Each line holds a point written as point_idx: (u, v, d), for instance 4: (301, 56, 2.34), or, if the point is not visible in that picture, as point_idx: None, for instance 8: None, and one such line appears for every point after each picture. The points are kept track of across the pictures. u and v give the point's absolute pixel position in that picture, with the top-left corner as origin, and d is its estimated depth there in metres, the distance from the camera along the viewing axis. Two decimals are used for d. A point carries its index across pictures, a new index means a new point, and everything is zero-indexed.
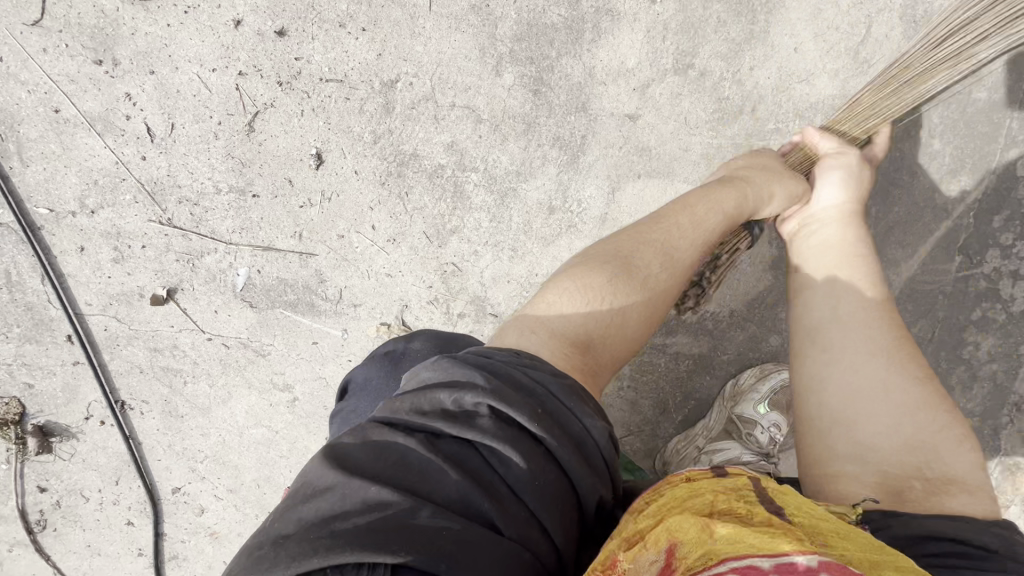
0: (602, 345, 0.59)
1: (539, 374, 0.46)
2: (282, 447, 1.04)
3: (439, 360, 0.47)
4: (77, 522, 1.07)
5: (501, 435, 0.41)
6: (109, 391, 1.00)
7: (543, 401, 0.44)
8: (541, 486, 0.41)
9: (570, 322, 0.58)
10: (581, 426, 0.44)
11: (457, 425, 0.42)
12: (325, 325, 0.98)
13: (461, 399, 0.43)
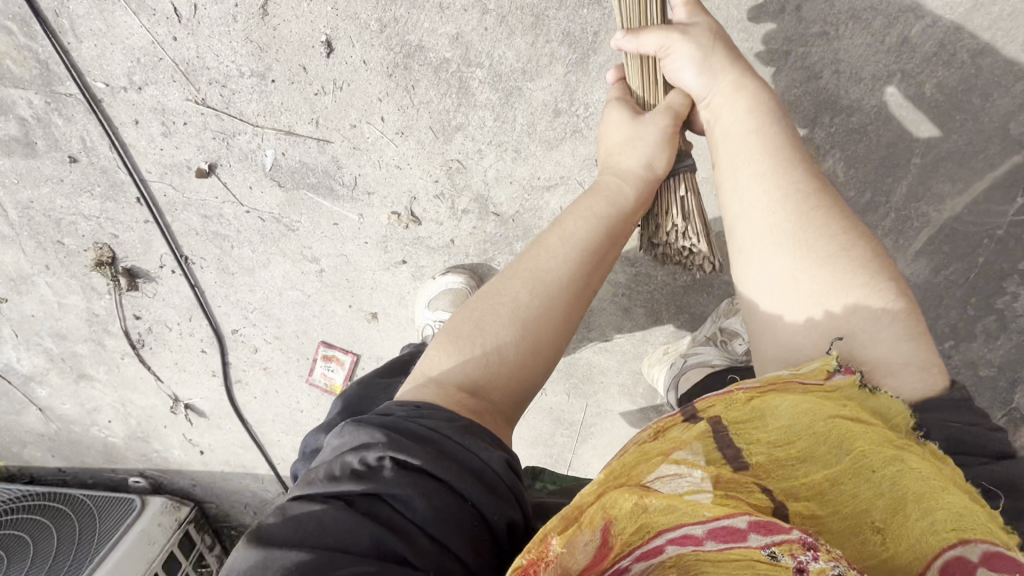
0: (490, 385, 0.63)
1: (432, 418, 0.56)
2: (314, 308, 1.26)
3: (344, 428, 0.55)
4: (167, 344, 1.38)
5: (400, 475, 0.49)
6: (175, 247, 1.20)
7: (438, 443, 0.52)
8: (445, 523, 0.48)
9: (451, 369, 0.64)
10: (484, 456, 0.54)
11: (360, 477, 0.49)
12: (343, 209, 1.09)
13: (363, 454, 0.51)
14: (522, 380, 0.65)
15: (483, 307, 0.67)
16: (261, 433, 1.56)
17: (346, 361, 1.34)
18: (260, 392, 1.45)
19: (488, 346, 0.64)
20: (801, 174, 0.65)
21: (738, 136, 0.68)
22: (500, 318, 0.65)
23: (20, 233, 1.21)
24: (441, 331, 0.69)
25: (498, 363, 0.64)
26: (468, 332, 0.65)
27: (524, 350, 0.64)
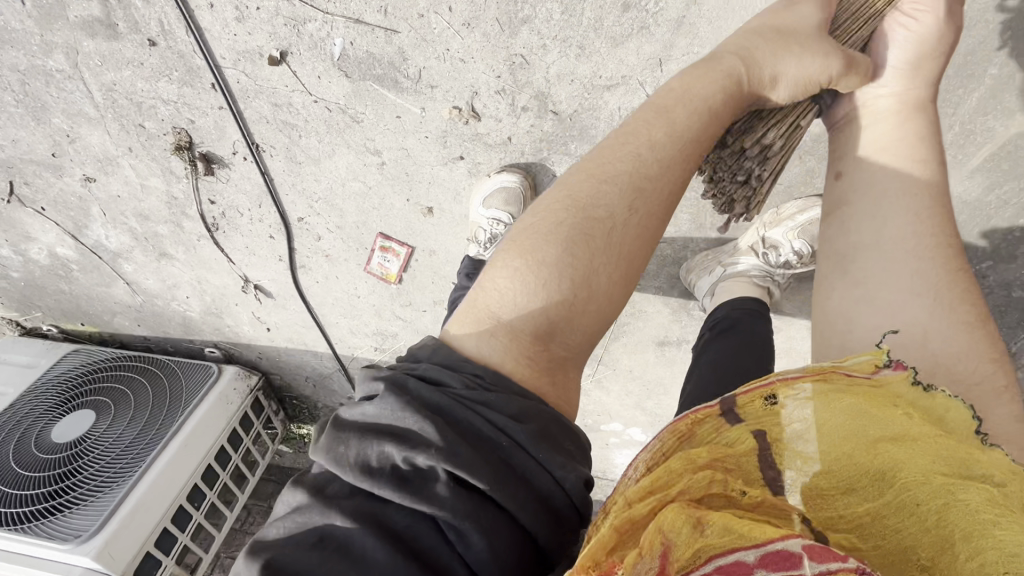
0: (564, 331, 0.75)
1: (498, 420, 0.65)
2: (374, 200, 1.35)
3: (395, 402, 0.65)
4: (238, 228, 1.51)
5: (458, 506, 0.59)
6: (247, 134, 1.27)
7: (499, 460, 0.63)
8: (493, 557, 0.59)
9: (522, 309, 0.74)
10: (546, 481, 0.64)
11: (414, 489, 0.60)
12: (407, 102, 1.14)
13: (420, 460, 0.61)
14: (588, 317, 0.76)
15: (570, 235, 0.76)
16: (322, 315, 1.73)
17: (401, 252, 1.46)
18: (322, 277, 1.60)
19: (576, 278, 0.74)
20: (932, 207, 0.79)
21: (888, 144, 0.83)
22: (583, 249, 0.75)
23: (105, 116, 1.30)
24: (519, 249, 0.78)
25: (579, 303, 0.75)
26: (559, 261, 0.74)
27: (609, 282, 0.76)
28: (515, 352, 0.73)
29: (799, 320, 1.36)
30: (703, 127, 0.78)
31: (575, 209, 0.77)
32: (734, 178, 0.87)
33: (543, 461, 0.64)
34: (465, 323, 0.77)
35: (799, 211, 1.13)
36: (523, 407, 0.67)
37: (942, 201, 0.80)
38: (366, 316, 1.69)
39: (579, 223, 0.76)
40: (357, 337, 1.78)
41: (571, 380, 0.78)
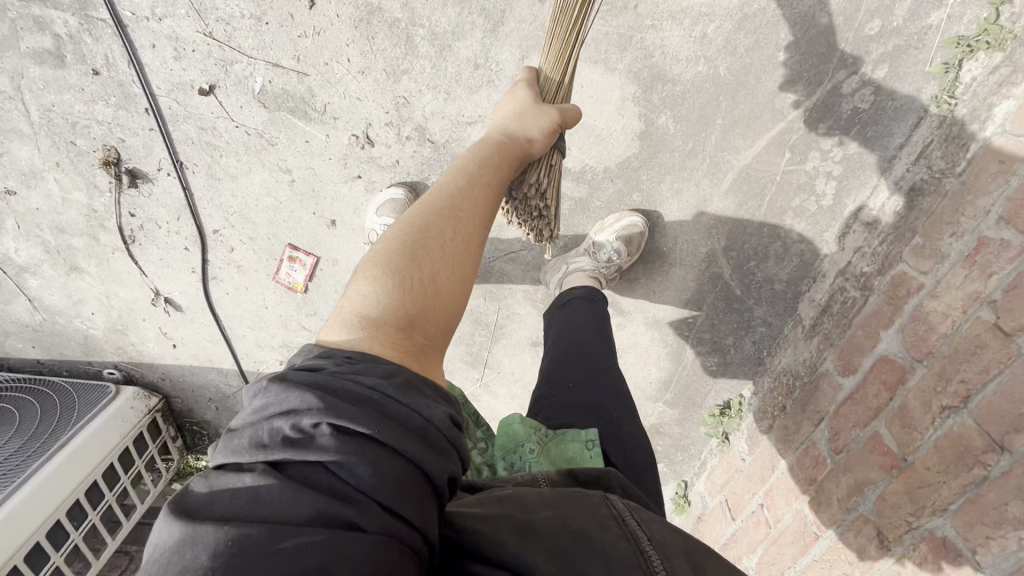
0: (426, 328, 0.74)
1: (366, 381, 0.60)
2: (284, 213, 1.59)
3: (273, 389, 0.58)
4: (154, 240, 1.68)
5: (344, 446, 0.54)
6: (173, 153, 1.50)
7: (379, 402, 0.58)
8: (390, 485, 0.54)
9: (379, 310, 0.72)
10: (423, 418, 0.60)
11: (302, 447, 0.54)
12: (313, 129, 1.44)
13: (299, 422, 0.55)
14: (449, 304, 0.78)
15: (417, 243, 0.79)
16: (230, 328, 1.86)
17: (308, 262, 1.68)
18: (232, 289, 1.77)
19: (428, 278, 0.77)
20: None
21: None
22: (434, 256, 0.79)
23: (38, 132, 1.48)
24: (368, 270, 0.77)
25: (438, 296, 0.77)
26: (405, 270, 0.76)
27: (455, 278, 0.80)
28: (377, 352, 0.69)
29: (635, 314, 1.73)
30: (490, 156, 0.94)
31: (421, 225, 0.81)
32: (528, 211, 1.10)
33: (418, 403, 0.60)
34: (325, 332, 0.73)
35: (617, 220, 1.50)
36: (390, 370, 0.62)
37: None
38: (272, 328, 1.85)
39: (416, 234, 0.80)
40: (263, 350, 1.91)
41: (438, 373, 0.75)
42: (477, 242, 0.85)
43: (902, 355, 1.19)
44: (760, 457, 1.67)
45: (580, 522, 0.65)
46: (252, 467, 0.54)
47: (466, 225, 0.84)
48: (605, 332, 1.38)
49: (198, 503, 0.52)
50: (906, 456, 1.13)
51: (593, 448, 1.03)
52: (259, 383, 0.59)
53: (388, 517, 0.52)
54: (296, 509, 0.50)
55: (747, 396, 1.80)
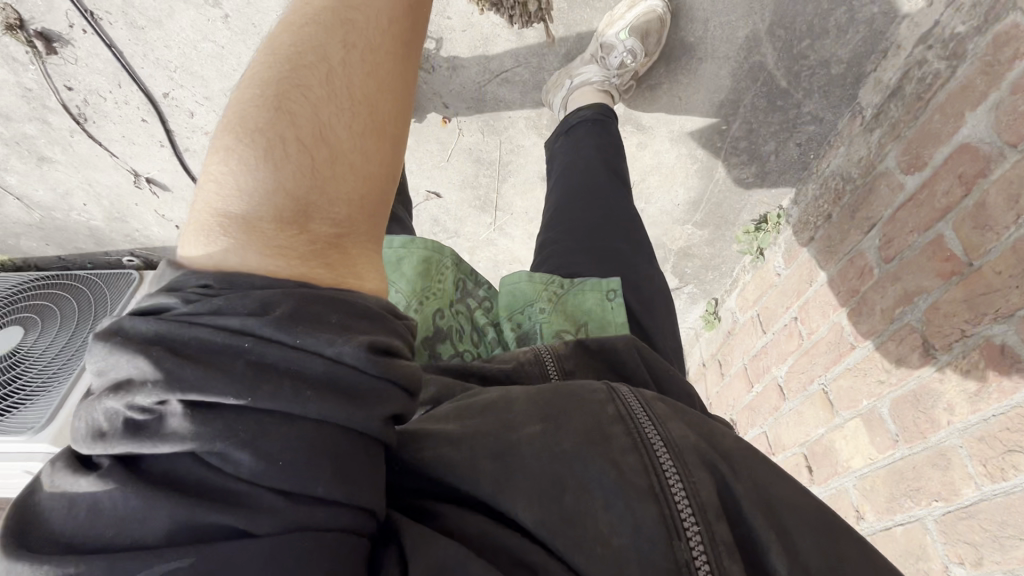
0: (325, 207, 0.57)
1: (230, 323, 0.47)
2: (231, 61, 1.34)
3: (104, 352, 0.47)
4: (107, 116, 1.50)
5: (203, 430, 0.44)
6: (77, 1, 1.25)
7: (247, 355, 0.47)
8: (276, 468, 0.46)
9: (250, 195, 0.54)
10: (321, 363, 0.48)
11: (148, 434, 0.45)
12: None
13: (137, 401, 0.45)
14: (353, 167, 0.59)
15: (285, 91, 0.58)
16: None
17: None
18: None
19: (312, 136, 0.57)
20: None
21: None
22: (314, 105, 0.59)
23: None
24: (226, 139, 0.57)
25: (333, 159, 0.58)
26: (276, 127, 0.56)
27: (353, 128, 0.60)
28: (257, 246, 0.53)
29: (660, 130, 1.48)
30: None
31: (290, 69, 0.60)
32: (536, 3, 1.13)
33: (304, 345, 0.48)
34: (186, 237, 0.55)
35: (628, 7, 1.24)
36: (265, 297, 0.49)
37: None
38: None
39: (284, 81, 0.59)
40: None
41: (357, 261, 0.59)
42: (388, 77, 0.65)
43: (990, 141, 0.97)
44: (797, 270, 1.57)
45: (571, 423, 0.63)
46: (98, 461, 0.46)
47: (358, 46, 0.63)
48: (620, 162, 1.29)
49: (41, 504, 0.45)
50: (971, 261, 0.99)
51: (612, 301, 1.05)
52: (93, 341, 0.48)
53: (279, 510, 0.45)
54: (147, 525, 0.43)
55: (787, 207, 1.63)
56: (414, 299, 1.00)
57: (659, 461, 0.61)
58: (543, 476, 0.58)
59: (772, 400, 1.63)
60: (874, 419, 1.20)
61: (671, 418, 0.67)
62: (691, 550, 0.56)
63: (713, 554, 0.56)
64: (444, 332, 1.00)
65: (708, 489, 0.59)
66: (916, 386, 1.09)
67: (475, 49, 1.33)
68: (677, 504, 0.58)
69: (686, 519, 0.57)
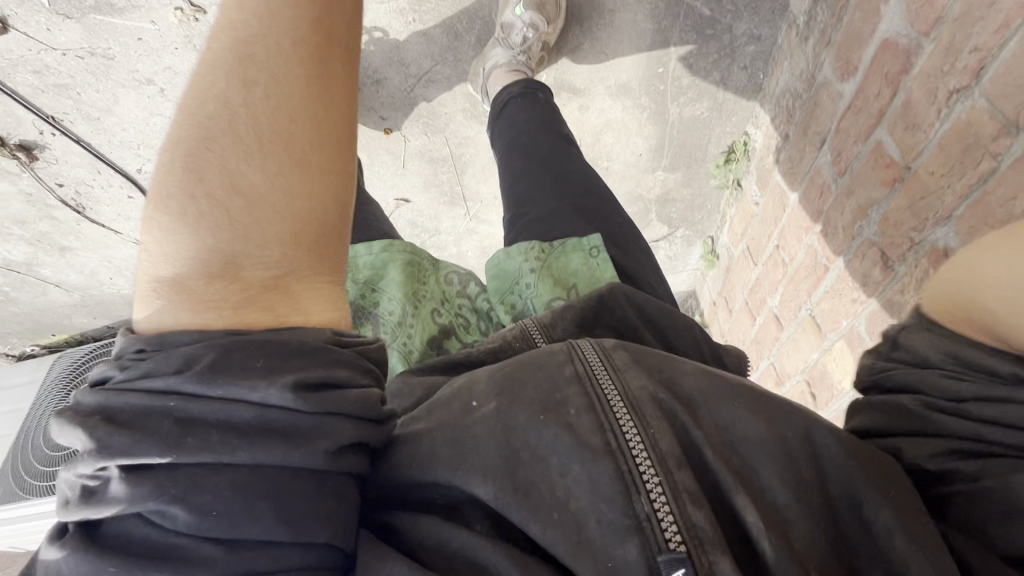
0: (253, 254, 0.55)
1: (155, 384, 0.47)
2: None
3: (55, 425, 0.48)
4: (99, 201, 1.65)
5: (135, 491, 0.45)
6: (37, 111, 1.37)
7: (175, 414, 0.47)
8: (215, 520, 0.46)
9: (177, 257, 0.53)
10: (246, 409, 0.48)
11: (94, 499, 0.46)
12: (134, 21, 1.20)
13: (82, 469, 0.46)
14: (277, 210, 0.56)
15: (197, 140, 0.56)
16: None
17: None
18: None
19: (228, 188, 0.55)
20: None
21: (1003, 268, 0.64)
22: (226, 153, 0.56)
23: None
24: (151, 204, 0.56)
25: (251, 205, 0.55)
26: (191, 182, 0.54)
27: (269, 170, 0.56)
28: (188, 305, 0.52)
29: (597, 90, 1.45)
30: None
31: (200, 115, 0.57)
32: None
33: (228, 394, 0.48)
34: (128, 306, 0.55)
35: None
36: (188, 350, 0.48)
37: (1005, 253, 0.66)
38: None
39: (195, 131, 0.56)
40: None
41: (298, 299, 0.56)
42: (302, 106, 0.59)
43: (906, 34, 0.90)
44: (771, 197, 1.51)
45: (529, 394, 0.62)
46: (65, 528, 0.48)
47: (263, 78, 0.58)
48: (552, 125, 1.27)
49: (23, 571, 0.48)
50: (909, 164, 0.94)
51: (598, 255, 1.03)
52: None
53: (216, 560, 0.46)
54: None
55: (752, 133, 1.56)
56: (410, 304, 0.99)
57: (617, 415, 0.60)
58: (502, 455, 0.59)
59: (772, 331, 1.61)
60: (855, 338, 1.18)
61: (630, 367, 0.66)
62: (652, 503, 0.56)
63: (677, 502, 0.56)
64: (450, 326, 1.01)
65: (666, 438, 0.59)
66: (881, 302, 1.06)
67: (391, 59, 1.36)
68: (635, 458, 0.58)
69: (645, 472, 0.57)
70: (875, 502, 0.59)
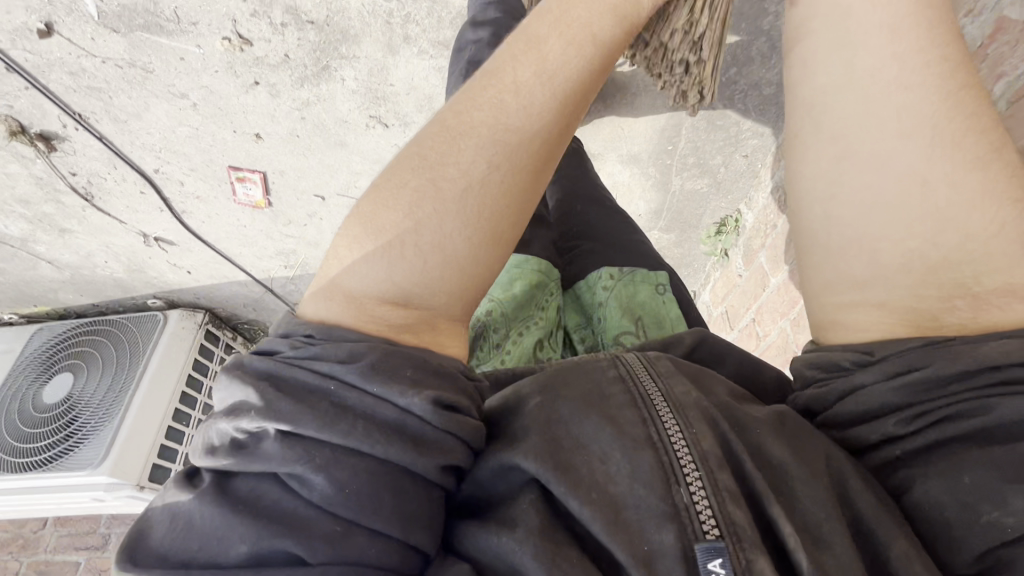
0: (426, 298, 0.54)
1: (322, 367, 0.48)
2: (206, 139, 1.48)
3: (226, 379, 0.50)
4: (110, 192, 1.66)
5: (288, 452, 0.46)
6: (65, 107, 1.38)
7: (331, 395, 0.47)
8: (343, 499, 0.46)
9: (362, 279, 0.53)
10: (393, 411, 0.48)
11: (246, 452, 0.47)
12: (181, 43, 1.23)
13: (240, 423, 0.47)
14: (460, 270, 0.54)
15: (419, 169, 0.55)
16: (224, 249, 1.94)
17: (256, 178, 1.63)
18: (205, 217, 1.78)
19: (426, 235, 0.53)
20: (896, 217, 0.56)
21: (872, 241, 0.57)
22: (435, 196, 0.54)
23: None
24: (360, 213, 0.56)
25: (438, 259, 0.53)
26: (397, 213, 0.54)
27: (468, 230, 0.54)
28: (356, 319, 0.52)
29: (609, 156, 1.57)
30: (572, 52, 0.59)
31: (429, 149, 0.56)
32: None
33: (382, 392, 0.47)
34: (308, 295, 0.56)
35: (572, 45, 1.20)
36: (353, 346, 0.49)
37: (894, 202, 0.56)
38: (261, 241, 1.90)
39: (425, 163, 0.55)
40: (265, 261, 2.00)
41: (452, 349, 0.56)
42: (522, 183, 0.56)
43: None
44: (753, 275, 1.64)
45: (569, 386, 0.58)
46: (205, 474, 0.49)
47: (510, 144, 0.56)
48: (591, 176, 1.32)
49: (151, 510, 0.48)
50: None
51: (665, 292, 1.02)
52: (218, 371, 0.51)
53: (333, 536, 0.45)
54: (229, 549, 0.44)
55: (743, 213, 1.68)
56: (515, 330, 0.93)
57: (654, 404, 0.55)
58: (545, 439, 0.54)
59: None
60: None
61: (675, 374, 0.59)
62: (692, 493, 0.50)
63: (718, 500, 0.50)
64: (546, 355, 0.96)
65: (708, 437, 0.53)
66: None
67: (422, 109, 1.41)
68: (676, 450, 0.52)
69: (685, 463, 0.51)
70: (885, 526, 0.50)
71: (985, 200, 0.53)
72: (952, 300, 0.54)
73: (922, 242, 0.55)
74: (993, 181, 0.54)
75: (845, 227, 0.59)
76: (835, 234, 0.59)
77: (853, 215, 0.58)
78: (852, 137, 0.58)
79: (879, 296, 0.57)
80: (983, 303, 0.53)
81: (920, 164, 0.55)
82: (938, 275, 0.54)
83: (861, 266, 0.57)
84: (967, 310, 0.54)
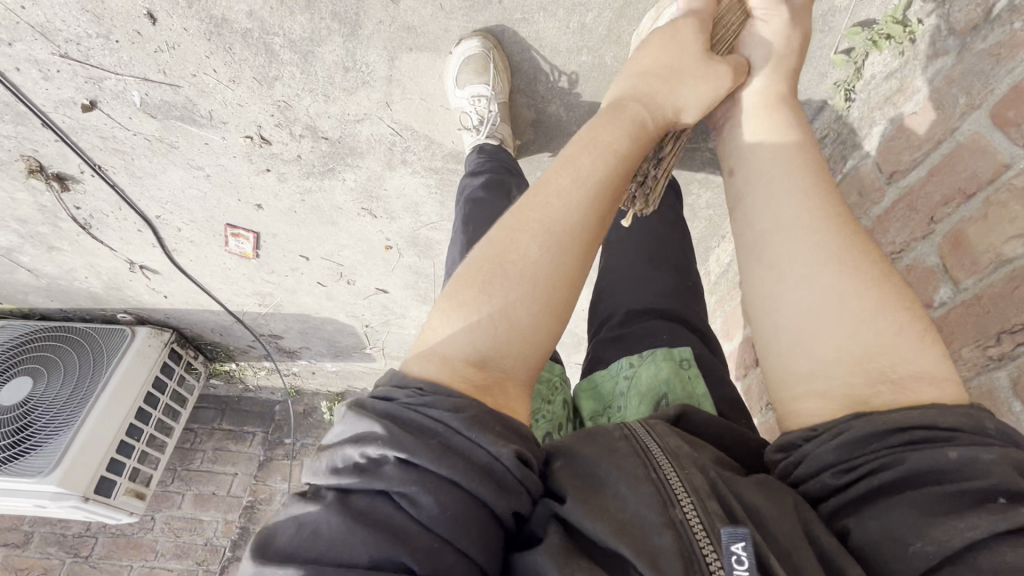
0: (500, 358, 0.67)
1: (431, 414, 0.60)
2: (211, 201, 1.66)
3: (352, 417, 0.62)
4: (108, 225, 1.81)
5: (406, 477, 0.57)
6: (87, 159, 1.54)
7: (442, 438, 0.59)
8: (449, 519, 0.57)
9: (455, 342, 0.67)
10: (482, 454, 0.59)
11: (368, 475, 0.58)
12: (207, 133, 1.43)
13: (365, 450, 0.59)
14: (530, 342, 0.68)
15: (493, 261, 0.70)
16: (205, 283, 2.08)
17: (250, 236, 1.81)
18: (194, 257, 1.93)
19: (498, 313, 0.67)
20: (830, 318, 0.68)
21: (810, 334, 0.69)
22: (510, 283, 0.68)
23: None
24: (452, 292, 0.71)
25: (507, 331, 0.67)
26: (477, 297, 0.68)
27: (532, 308, 0.68)
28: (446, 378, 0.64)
29: None
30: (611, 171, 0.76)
31: (498, 246, 0.71)
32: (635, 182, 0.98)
33: (474, 436, 0.59)
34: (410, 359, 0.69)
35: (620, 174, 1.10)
36: (459, 401, 0.61)
37: (842, 295, 0.68)
38: (241, 282, 2.06)
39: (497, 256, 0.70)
40: (241, 297, 2.15)
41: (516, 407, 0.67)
42: (572, 273, 0.71)
43: None
44: None
45: (581, 445, 0.69)
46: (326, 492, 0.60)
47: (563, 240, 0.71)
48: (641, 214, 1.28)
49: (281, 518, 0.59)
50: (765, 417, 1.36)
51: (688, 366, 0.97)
52: (342, 410, 0.64)
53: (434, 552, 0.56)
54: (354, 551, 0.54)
55: None
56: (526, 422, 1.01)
57: (651, 453, 0.65)
58: (573, 483, 0.64)
59: None
60: None
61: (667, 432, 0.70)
62: (685, 510, 0.59)
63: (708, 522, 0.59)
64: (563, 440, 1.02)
65: (697, 476, 0.63)
66: None
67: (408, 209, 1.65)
68: (672, 484, 0.62)
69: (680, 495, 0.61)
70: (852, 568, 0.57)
71: (906, 305, 0.67)
72: (876, 387, 0.64)
73: (849, 342, 0.66)
74: (890, 280, 0.69)
75: (797, 285, 0.71)
76: (779, 333, 0.72)
77: (798, 321, 0.70)
78: (783, 255, 0.74)
79: (818, 386, 0.67)
80: (902, 389, 0.63)
81: (835, 285, 0.69)
82: (867, 367, 0.65)
83: (806, 362, 0.69)
84: (889, 393, 0.64)
